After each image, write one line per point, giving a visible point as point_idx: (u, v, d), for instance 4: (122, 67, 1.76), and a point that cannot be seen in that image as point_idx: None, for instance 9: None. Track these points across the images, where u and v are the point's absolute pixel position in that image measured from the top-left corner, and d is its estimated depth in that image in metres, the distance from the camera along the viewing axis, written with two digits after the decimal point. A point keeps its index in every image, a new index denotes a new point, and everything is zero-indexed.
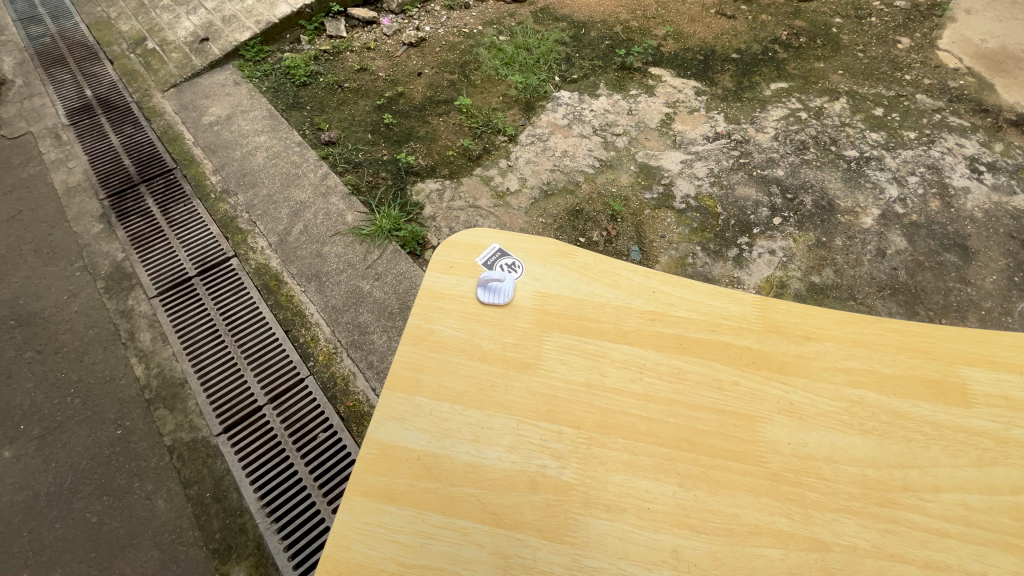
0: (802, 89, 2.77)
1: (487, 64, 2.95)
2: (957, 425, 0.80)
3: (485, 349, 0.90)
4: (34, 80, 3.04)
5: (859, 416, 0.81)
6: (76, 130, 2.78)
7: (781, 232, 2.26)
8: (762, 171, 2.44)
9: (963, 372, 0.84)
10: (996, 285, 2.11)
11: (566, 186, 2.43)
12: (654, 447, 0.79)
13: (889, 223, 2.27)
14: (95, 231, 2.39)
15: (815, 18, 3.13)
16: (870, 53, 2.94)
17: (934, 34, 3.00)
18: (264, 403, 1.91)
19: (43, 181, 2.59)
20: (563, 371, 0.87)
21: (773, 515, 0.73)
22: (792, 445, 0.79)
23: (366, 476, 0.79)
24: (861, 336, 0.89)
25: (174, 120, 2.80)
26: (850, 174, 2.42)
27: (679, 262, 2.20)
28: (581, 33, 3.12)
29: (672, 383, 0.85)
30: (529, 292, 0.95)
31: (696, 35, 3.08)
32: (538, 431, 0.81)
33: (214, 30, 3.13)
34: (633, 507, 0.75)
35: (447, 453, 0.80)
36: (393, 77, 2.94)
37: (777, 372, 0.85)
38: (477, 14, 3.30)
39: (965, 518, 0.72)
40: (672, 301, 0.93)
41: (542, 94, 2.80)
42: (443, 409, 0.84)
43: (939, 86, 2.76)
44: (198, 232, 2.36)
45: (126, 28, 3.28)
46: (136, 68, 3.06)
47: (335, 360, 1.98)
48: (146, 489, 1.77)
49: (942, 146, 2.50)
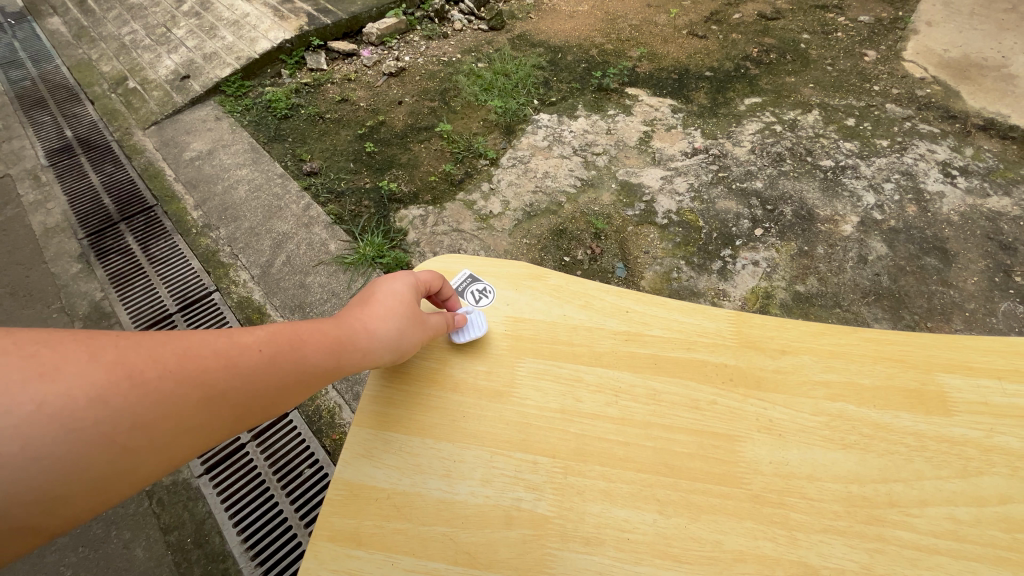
0: (775, 103, 2.83)
1: (466, 91, 3.00)
2: (940, 435, 0.78)
3: (456, 379, 0.87)
4: (14, 123, 3.04)
5: (840, 430, 0.79)
6: (56, 170, 2.76)
7: (764, 243, 2.27)
8: (741, 185, 2.47)
9: (942, 379, 0.84)
10: (979, 286, 2.13)
11: (548, 206, 2.44)
12: (632, 474, 0.76)
13: (869, 230, 2.29)
14: (74, 271, 2.36)
15: (784, 35, 3.23)
16: (839, 66, 3.03)
17: (899, 46, 3.11)
18: (247, 441, 1.86)
19: (21, 223, 2.57)
20: (537, 398, 0.84)
21: (758, 539, 0.70)
22: (773, 464, 0.76)
23: (334, 519, 0.75)
24: (837, 347, 0.88)
25: (155, 156, 2.80)
26: (828, 183, 2.46)
27: (664, 277, 2.20)
28: (557, 57, 3.19)
29: (648, 405, 0.82)
30: (500, 318, 0.93)
31: (669, 55, 3.16)
32: (513, 462, 0.78)
33: (195, 68, 3.17)
34: (611, 538, 0.71)
35: (418, 490, 0.77)
36: (374, 107, 2.97)
37: (755, 389, 0.83)
38: (455, 43, 3.37)
39: (953, 533, 0.70)
40: (646, 320, 0.92)
41: (521, 118, 2.84)
42: (413, 443, 0.81)
43: (907, 95, 2.83)
44: (179, 268, 2.33)
45: (107, 69, 3.32)
46: (117, 107, 3.08)
47: (319, 393, 1.93)
48: (124, 538, 1.70)
49: (915, 153, 2.56)
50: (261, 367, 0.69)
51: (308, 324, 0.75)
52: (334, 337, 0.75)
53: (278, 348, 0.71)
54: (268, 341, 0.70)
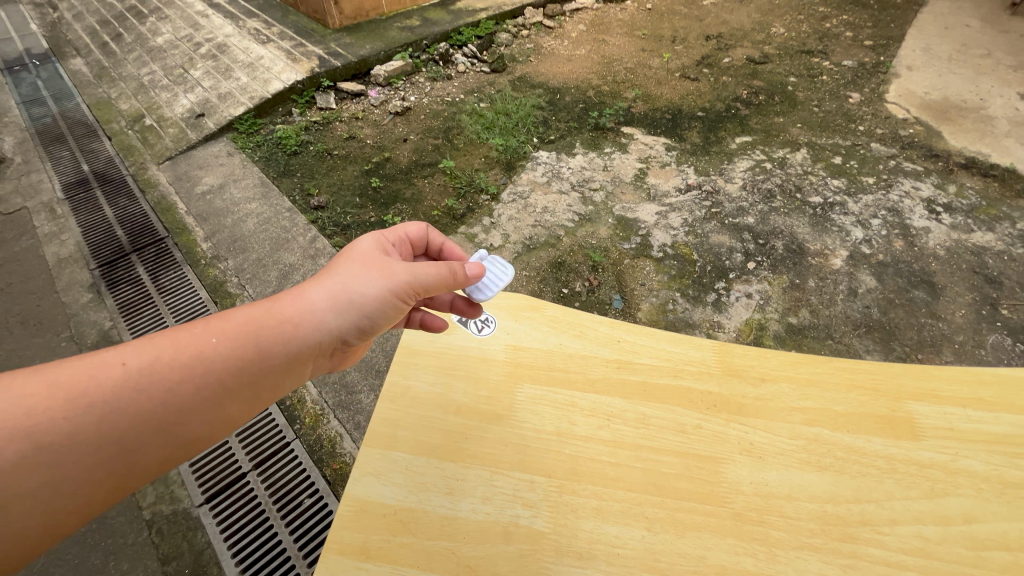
0: (764, 142, 2.98)
1: (469, 129, 3.16)
2: (909, 458, 0.84)
3: (459, 403, 0.94)
4: (33, 158, 3.18)
5: (816, 452, 0.85)
6: (71, 204, 2.88)
7: (756, 276, 2.36)
8: (733, 220, 2.58)
9: (910, 407, 0.90)
10: (966, 319, 2.20)
11: (547, 240, 2.54)
12: (622, 492, 0.82)
13: (858, 264, 2.38)
14: (84, 301, 2.43)
15: (771, 78, 3.42)
16: (824, 107, 3.19)
17: (881, 89, 3.28)
18: (248, 470, 1.89)
19: (35, 253, 2.66)
20: (534, 421, 0.90)
21: (739, 555, 0.75)
22: (753, 484, 0.82)
23: (343, 533, 0.80)
24: (813, 376, 0.94)
25: (168, 191, 2.92)
26: (817, 219, 2.56)
27: (660, 308, 2.28)
28: (557, 98, 3.37)
29: (638, 428, 0.88)
30: (501, 346, 1.01)
31: (663, 96, 3.34)
32: (511, 481, 0.84)
33: (210, 107, 3.34)
34: (603, 553, 0.76)
35: (422, 506, 0.82)
36: (380, 144, 3.12)
37: (737, 414, 0.89)
38: (459, 84, 3.56)
39: (921, 550, 0.75)
40: (636, 349, 0.99)
41: (521, 155, 2.98)
42: (419, 463, 0.87)
43: (891, 135, 2.98)
44: (187, 298, 2.40)
45: (126, 107, 3.49)
46: (133, 143, 3.23)
47: (322, 422, 1.98)
48: (122, 567, 1.71)
49: (900, 190, 2.68)
50: (138, 376, 0.72)
51: (201, 324, 0.80)
52: (239, 327, 0.81)
53: (160, 354, 0.75)
54: (144, 352, 0.74)
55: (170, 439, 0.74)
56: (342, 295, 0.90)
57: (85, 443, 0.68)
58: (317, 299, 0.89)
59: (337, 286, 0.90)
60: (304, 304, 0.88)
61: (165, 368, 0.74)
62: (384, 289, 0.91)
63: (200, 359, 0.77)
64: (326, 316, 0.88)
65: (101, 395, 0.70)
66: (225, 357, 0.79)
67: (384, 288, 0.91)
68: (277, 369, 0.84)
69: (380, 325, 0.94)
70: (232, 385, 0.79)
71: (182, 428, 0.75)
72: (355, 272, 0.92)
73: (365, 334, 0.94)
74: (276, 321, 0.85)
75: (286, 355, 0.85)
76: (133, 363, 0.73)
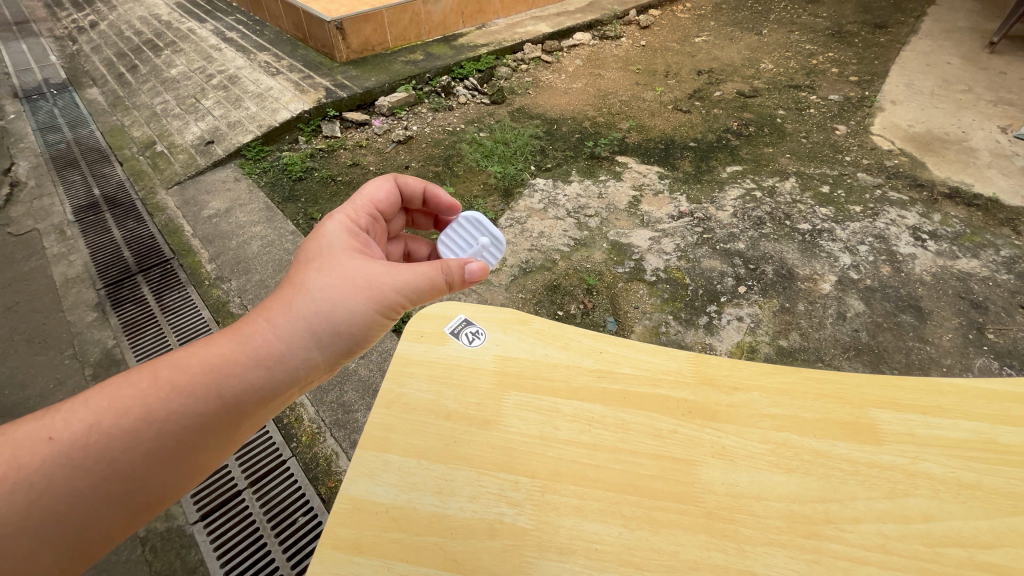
0: (754, 171, 3.10)
1: (469, 157, 3.29)
2: (871, 461, 0.89)
3: (450, 408, 0.99)
4: (46, 182, 3.31)
5: (784, 456, 0.90)
6: (81, 226, 2.98)
7: (747, 300, 2.44)
8: (725, 245, 2.67)
9: (874, 414, 0.95)
10: (953, 342, 2.26)
11: (544, 263, 2.63)
12: (601, 492, 0.87)
13: (846, 288, 2.46)
14: (89, 320, 2.50)
15: (760, 111, 3.58)
16: (812, 139, 3.33)
17: (866, 122, 3.43)
18: (244, 488, 1.91)
19: (43, 273, 2.74)
20: (520, 426, 0.96)
21: (709, 550, 0.80)
22: (724, 484, 0.87)
23: (338, 529, 0.85)
24: (782, 385, 1.00)
25: (175, 214, 3.03)
26: (806, 245, 2.65)
27: (653, 331, 2.34)
28: (554, 128, 3.51)
29: (617, 433, 0.94)
30: (490, 356, 1.07)
31: (657, 127, 3.49)
32: (497, 481, 0.89)
33: (219, 134, 3.49)
34: (582, 548, 0.81)
35: (413, 504, 0.87)
36: (383, 171, 3.24)
37: (711, 420, 0.95)
38: (460, 114, 3.72)
39: (882, 546, 0.79)
40: (616, 359, 1.05)
41: (519, 182, 3.10)
42: (410, 464, 0.92)
43: (876, 165, 3.11)
44: (189, 318, 2.47)
45: (138, 134, 3.65)
46: (144, 169, 3.36)
47: (318, 441, 2.02)
48: None
49: (886, 218, 2.78)
50: (85, 441, 0.81)
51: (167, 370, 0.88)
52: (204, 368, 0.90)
53: (129, 404, 0.85)
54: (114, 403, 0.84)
55: (144, 484, 0.85)
56: (319, 317, 1.00)
57: (62, 501, 0.79)
58: (287, 328, 0.98)
59: (313, 306, 1.00)
60: (272, 335, 0.97)
61: (116, 428, 0.83)
62: (360, 302, 1.03)
63: (151, 414, 0.85)
64: (297, 344, 0.98)
65: (48, 467, 0.79)
66: (183, 404, 0.87)
67: (360, 301, 1.03)
68: (247, 404, 0.93)
69: (371, 333, 1.07)
70: (199, 428, 0.89)
71: (154, 472, 0.86)
72: (335, 288, 1.02)
73: (353, 345, 1.06)
74: (240, 359, 0.93)
75: (253, 391, 0.93)
76: (75, 431, 0.81)
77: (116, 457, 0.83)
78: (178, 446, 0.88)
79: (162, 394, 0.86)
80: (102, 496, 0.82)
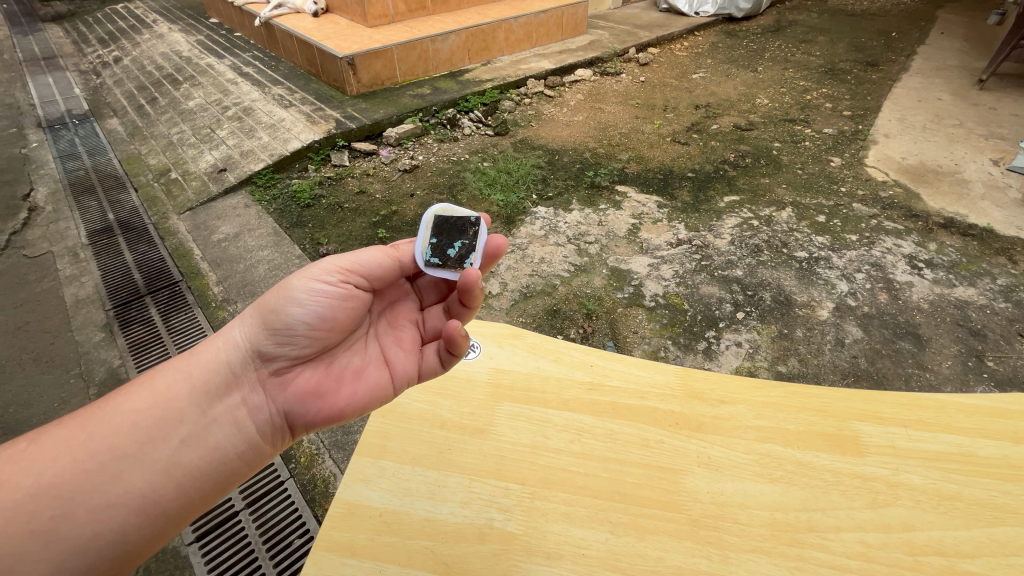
0: (751, 201, 3.18)
1: (472, 186, 3.39)
2: (854, 471, 0.91)
3: (444, 418, 1.05)
4: (63, 207, 3.43)
5: (768, 466, 0.93)
6: (94, 249, 3.08)
7: (745, 326, 2.47)
8: (723, 272, 2.72)
9: (856, 426, 0.98)
10: (953, 369, 2.26)
11: (544, 288, 2.68)
12: (589, 499, 0.89)
13: (844, 315, 2.49)
14: (97, 339, 2.56)
15: (756, 143, 3.70)
16: (807, 170, 3.43)
17: (860, 154, 3.53)
18: (240, 508, 1.91)
19: (54, 294, 2.81)
20: (511, 434, 0.99)
21: (694, 556, 0.82)
22: (710, 493, 0.89)
23: (333, 533, 0.89)
24: (766, 398, 1.04)
25: (186, 238, 3.12)
26: (803, 272, 2.70)
27: (652, 355, 2.36)
28: (555, 159, 3.63)
29: (606, 442, 0.97)
30: (483, 368, 1.12)
31: (655, 158, 3.60)
32: (488, 488, 0.92)
33: (232, 162, 3.63)
34: (569, 553, 0.83)
35: (406, 509, 0.91)
36: (388, 199, 3.34)
37: (696, 431, 0.98)
38: (464, 145, 3.85)
39: (863, 555, 0.81)
40: (606, 372, 1.09)
41: (521, 210, 3.18)
42: (405, 471, 0.97)
43: (871, 196, 3.18)
44: (194, 338, 2.51)
45: (154, 162, 3.79)
46: (158, 195, 3.48)
47: (317, 462, 2.02)
48: None
49: (882, 247, 2.83)
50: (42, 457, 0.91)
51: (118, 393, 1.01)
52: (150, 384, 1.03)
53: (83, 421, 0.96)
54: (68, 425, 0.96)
55: (71, 502, 0.89)
56: (252, 316, 1.10)
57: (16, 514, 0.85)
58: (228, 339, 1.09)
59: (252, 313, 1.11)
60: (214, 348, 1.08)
61: (55, 441, 0.93)
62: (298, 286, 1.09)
63: (98, 424, 0.96)
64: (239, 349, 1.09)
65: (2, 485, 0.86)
66: (128, 412, 0.98)
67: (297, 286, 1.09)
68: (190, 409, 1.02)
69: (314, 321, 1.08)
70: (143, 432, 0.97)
71: (82, 489, 0.91)
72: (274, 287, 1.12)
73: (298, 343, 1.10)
74: (177, 362, 1.06)
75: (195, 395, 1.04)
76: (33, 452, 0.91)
77: (47, 470, 0.90)
78: (108, 458, 0.94)
79: (111, 409, 0.98)
80: (26, 516, 0.86)
